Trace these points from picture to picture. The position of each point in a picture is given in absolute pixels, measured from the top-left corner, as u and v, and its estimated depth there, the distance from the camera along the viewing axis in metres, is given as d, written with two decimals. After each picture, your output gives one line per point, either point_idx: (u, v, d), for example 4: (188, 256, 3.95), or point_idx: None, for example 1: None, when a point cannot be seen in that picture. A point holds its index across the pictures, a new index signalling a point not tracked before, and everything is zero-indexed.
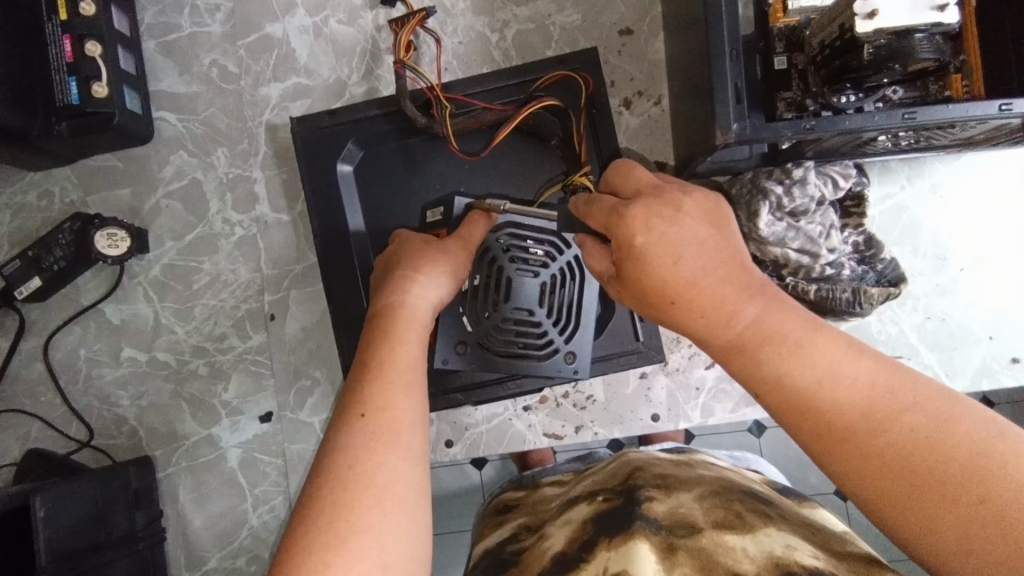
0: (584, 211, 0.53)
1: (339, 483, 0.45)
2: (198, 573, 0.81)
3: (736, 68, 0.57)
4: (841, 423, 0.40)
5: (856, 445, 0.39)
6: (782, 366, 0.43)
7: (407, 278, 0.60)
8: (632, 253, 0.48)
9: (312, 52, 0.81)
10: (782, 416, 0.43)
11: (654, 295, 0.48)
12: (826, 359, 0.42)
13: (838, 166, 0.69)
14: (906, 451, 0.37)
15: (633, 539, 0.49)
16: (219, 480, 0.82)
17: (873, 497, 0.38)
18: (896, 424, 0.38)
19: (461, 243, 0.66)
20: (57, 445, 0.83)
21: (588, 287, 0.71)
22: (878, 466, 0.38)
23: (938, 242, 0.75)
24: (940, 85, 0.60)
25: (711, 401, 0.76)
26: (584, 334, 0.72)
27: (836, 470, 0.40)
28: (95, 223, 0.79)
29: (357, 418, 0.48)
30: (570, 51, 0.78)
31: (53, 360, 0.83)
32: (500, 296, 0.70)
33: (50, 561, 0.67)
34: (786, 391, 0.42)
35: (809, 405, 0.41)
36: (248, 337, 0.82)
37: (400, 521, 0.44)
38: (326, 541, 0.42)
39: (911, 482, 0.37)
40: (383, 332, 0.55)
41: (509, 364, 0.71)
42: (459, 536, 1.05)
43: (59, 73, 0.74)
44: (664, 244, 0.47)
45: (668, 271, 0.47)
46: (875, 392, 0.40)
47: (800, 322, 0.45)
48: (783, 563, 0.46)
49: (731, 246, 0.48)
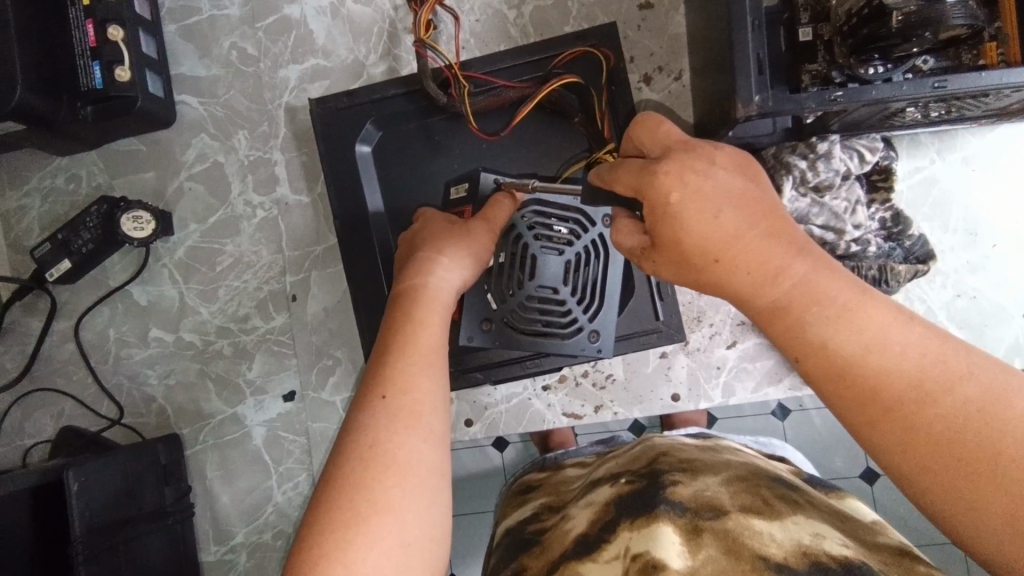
0: (614, 177, 0.52)
1: (360, 463, 0.45)
2: (226, 547, 0.84)
3: (757, 39, 0.55)
4: (887, 391, 0.40)
5: (901, 415, 0.39)
6: (828, 332, 0.42)
7: (430, 259, 0.60)
8: (668, 214, 0.46)
9: (329, 33, 0.81)
10: (821, 384, 0.43)
11: (694, 256, 0.46)
12: (876, 325, 0.41)
13: (865, 139, 0.67)
14: (956, 424, 0.37)
15: (657, 522, 0.49)
16: (245, 457, 0.84)
17: (912, 470, 0.38)
18: (947, 395, 0.38)
19: (486, 224, 0.65)
20: (89, 422, 0.85)
21: (612, 266, 0.71)
22: (925, 439, 0.38)
23: (969, 217, 0.73)
24: (973, 54, 0.57)
25: (732, 380, 0.76)
26: (608, 312, 0.71)
27: (877, 442, 0.40)
28: (121, 206, 0.80)
29: (377, 400, 0.49)
30: (589, 27, 0.76)
31: (84, 340, 0.86)
32: (524, 274, 0.70)
33: (84, 532, 0.68)
34: (829, 358, 0.42)
35: (853, 373, 0.41)
36: (270, 318, 0.83)
37: (419, 501, 0.45)
38: (346, 520, 0.43)
39: (960, 455, 0.37)
40: (405, 314, 0.55)
41: (532, 343, 0.71)
42: (482, 517, 1.07)
43: (83, 57, 0.75)
44: (704, 204, 0.45)
45: (710, 227, 0.45)
46: (925, 361, 0.39)
47: (847, 287, 0.43)
48: (811, 552, 0.46)
49: (774, 205, 0.46)
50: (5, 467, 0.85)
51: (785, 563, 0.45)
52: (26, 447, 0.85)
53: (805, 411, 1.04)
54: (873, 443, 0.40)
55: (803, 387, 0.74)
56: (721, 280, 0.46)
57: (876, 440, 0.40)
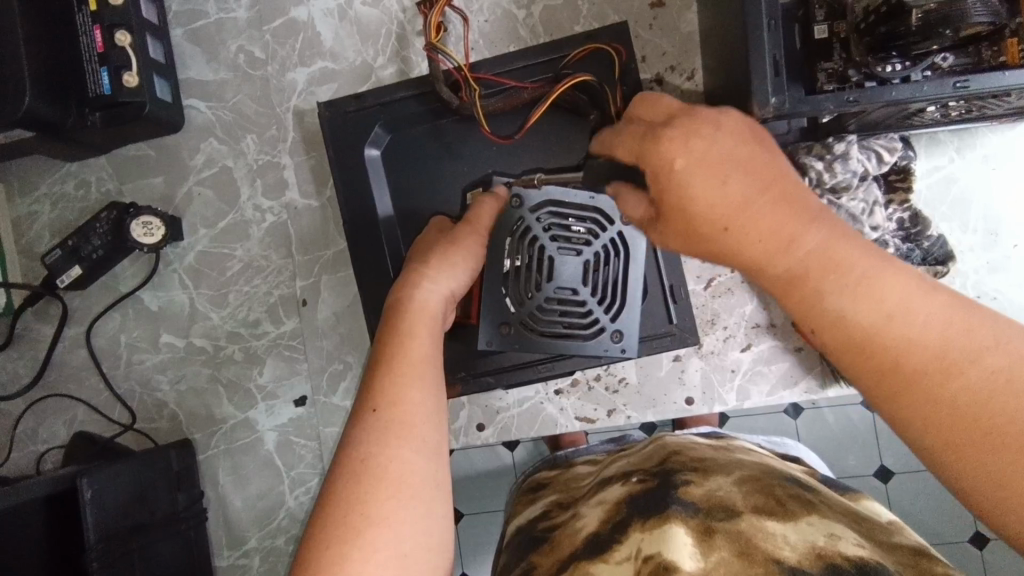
0: (620, 143, 0.50)
1: (354, 476, 0.46)
2: (238, 552, 0.84)
3: (773, 39, 0.55)
4: (908, 365, 0.37)
5: (923, 391, 0.37)
6: (844, 303, 0.40)
7: (416, 272, 0.61)
8: (673, 181, 0.44)
9: (337, 35, 0.81)
10: (839, 357, 0.40)
11: (701, 226, 0.44)
12: (896, 294, 0.39)
13: (883, 139, 0.67)
14: (984, 398, 0.35)
15: (668, 523, 0.48)
16: (257, 462, 0.83)
17: (938, 448, 0.37)
18: (975, 366, 0.36)
19: (472, 228, 0.66)
20: (102, 428, 0.85)
21: (633, 265, 0.69)
22: (950, 414, 0.36)
23: (989, 216, 0.71)
24: (994, 51, 0.55)
25: (747, 384, 0.75)
26: (631, 312, 0.69)
27: (898, 416, 0.38)
28: (131, 212, 0.80)
29: (369, 413, 0.49)
30: (599, 26, 0.75)
31: (95, 346, 0.86)
32: (542, 276, 0.68)
33: (98, 540, 0.69)
34: (847, 330, 0.39)
35: (873, 347, 0.39)
36: (281, 323, 0.83)
37: (414, 512, 0.45)
38: (343, 534, 0.43)
39: (988, 430, 0.35)
40: (395, 325, 0.56)
41: (553, 345, 0.69)
42: (493, 517, 1.06)
43: (91, 63, 0.74)
44: (711, 170, 0.43)
45: (717, 195, 0.43)
46: (950, 334, 0.37)
47: (863, 252, 0.41)
48: (825, 554, 0.45)
49: (784, 169, 0.44)
50: (20, 472, 0.86)
51: (798, 567, 0.44)
52: (39, 453, 0.85)
53: (818, 410, 1.03)
54: (896, 419, 0.39)
55: (820, 390, 0.73)
56: (732, 246, 0.44)
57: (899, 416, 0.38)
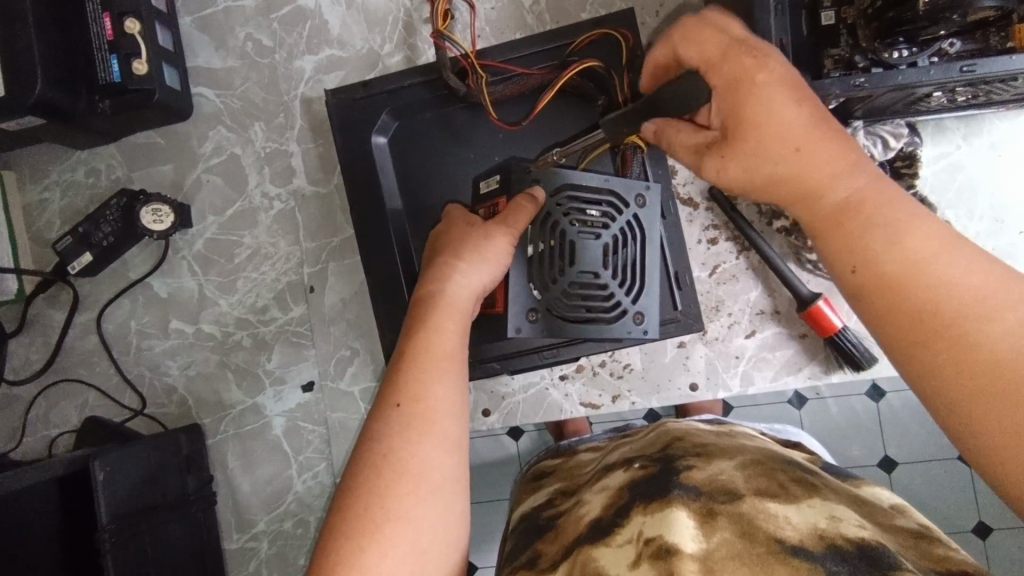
0: (685, 42, 0.51)
1: (375, 470, 0.47)
2: (247, 535, 0.85)
3: (780, 24, 0.56)
4: (942, 309, 0.40)
5: (951, 334, 0.39)
6: (886, 237, 0.43)
7: (448, 265, 0.61)
8: (754, 93, 0.47)
9: (344, 22, 0.81)
10: (869, 295, 0.43)
11: (769, 145, 0.47)
12: (933, 239, 0.42)
13: (890, 125, 0.67)
14: (1013, 345, 0.37)
15: (670, 506, 0.49)
16: (265, 447, 0.84)
17: (959, 396, 0.38)
18: (1007, 315, 0.38)
19: (506, 223, 0.63)
20: (112, 413, 0.86)
21: (648, 249, 0.70)
22: (979, 359, 0.38)
23: (996, 204, 0.71)
24: (1002, 36, 0.54)
25: (751, 369, 0.75)
26: (650, 294, 0.69)
27: (920, 361, 0.40)
28: (140, 199, 0.81)
29: (391, 408, 0.50)
30: (606, 13, 0.76)
31: (106, 332, 0.87)
32: (565, 261, 0.67)
33: (111, 520, 0.69)
34: (884, 266, 0.42)
35: (903, 285, 0.41)
36: (289, 309, 0.84)
37: (434, 507, 0.47)
38: (362, 527, 0.45)
39: (1013, 380, 0.36)
40: (420, 320, 0.56)
41: (579, 330, 0.67)
42: (498, 505, 1.07)
43: (101, 50, 0.75)
44: (789, 92, 0.46)
45: (787, 119, 0.46)
46: (986, 282, 0.39)
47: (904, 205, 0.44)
48: (827, 535, 0.45)
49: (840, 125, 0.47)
50: (32, 456, 0.87)
51: (800, 546, 0.45)
52: (51, 437, 0.86)
53: (821, 400, 1.03)
54: (918, 366, 0.40)
55: (823, 376, 0.74)
56: (784, 173, 0.47)
57: (920, 360, 0.40)
